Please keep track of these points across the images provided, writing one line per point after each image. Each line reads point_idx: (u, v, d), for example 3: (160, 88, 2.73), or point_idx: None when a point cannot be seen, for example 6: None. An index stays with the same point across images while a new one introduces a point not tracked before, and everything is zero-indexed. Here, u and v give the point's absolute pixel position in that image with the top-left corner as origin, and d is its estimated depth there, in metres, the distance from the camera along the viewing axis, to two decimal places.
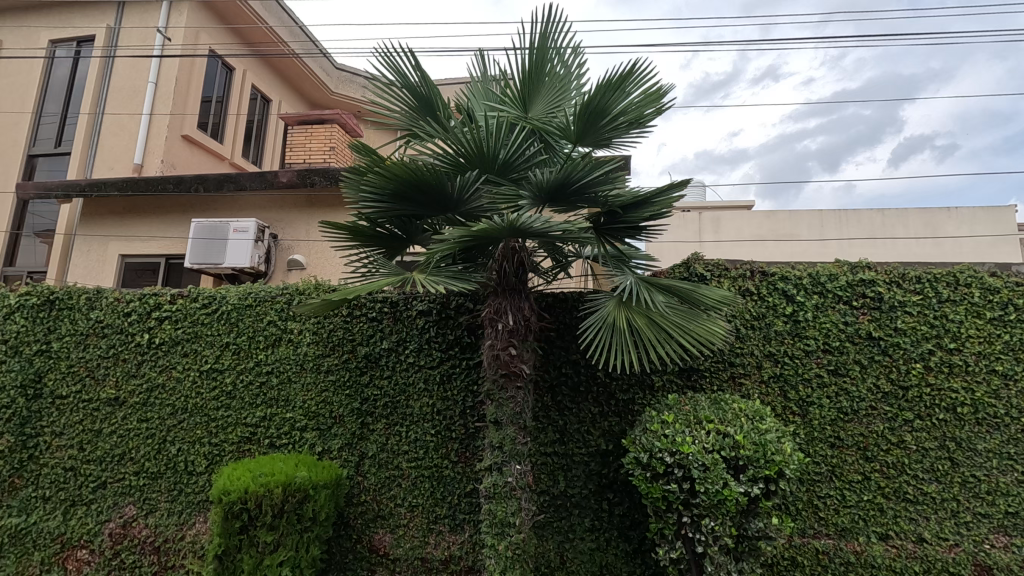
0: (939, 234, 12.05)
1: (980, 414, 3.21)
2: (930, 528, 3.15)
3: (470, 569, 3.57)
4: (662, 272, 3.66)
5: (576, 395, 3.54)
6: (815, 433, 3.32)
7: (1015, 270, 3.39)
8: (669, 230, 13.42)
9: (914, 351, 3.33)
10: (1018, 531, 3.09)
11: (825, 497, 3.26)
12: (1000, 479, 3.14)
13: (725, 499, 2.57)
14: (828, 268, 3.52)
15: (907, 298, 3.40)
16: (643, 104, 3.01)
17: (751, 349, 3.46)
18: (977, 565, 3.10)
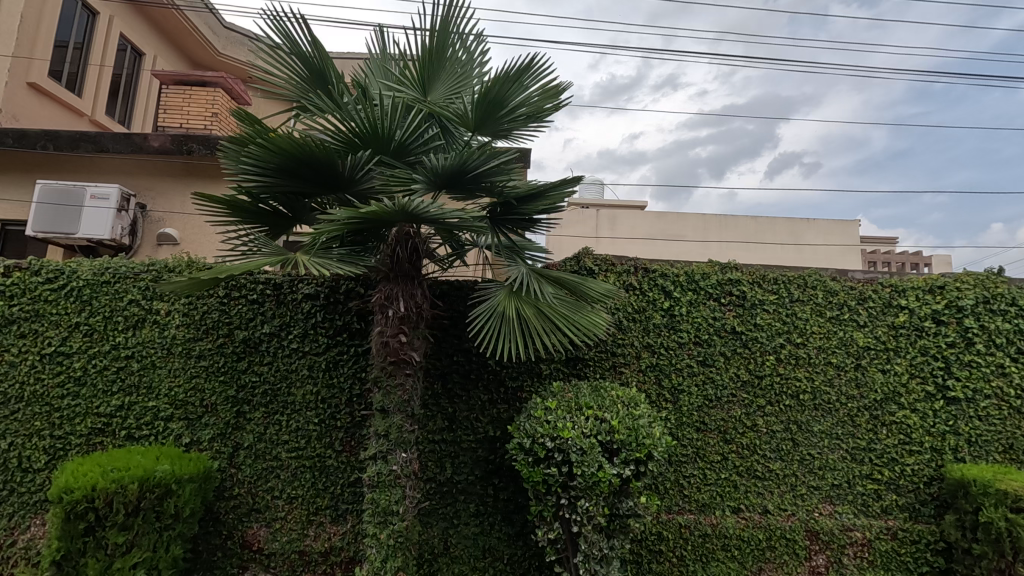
0: (800, 241, 13.58)
1: (817, 400, 3.68)
2: (773, 500, 3.57)
3: (351, 560, 3.50)
4: (555, 264, 3.78)
5: (466, 382, 3.57)
6: (683, 418, 3.61)
7: (849, 276, 3.91)
8: (569, 224, 13.89)
9: (768, 344, 3.73)
10: (841, 500, 3.60)
11: (689, 477, 3.57)
12: (830, 456, 3.63)
13: (599, 480, 2.71)
14: (701, 268, 3.83)
15: (766, 297, 3.80)
16: (541, 99, 3.08)
17: (631, 340, 3.68)
18: (809, 531, 3.56)
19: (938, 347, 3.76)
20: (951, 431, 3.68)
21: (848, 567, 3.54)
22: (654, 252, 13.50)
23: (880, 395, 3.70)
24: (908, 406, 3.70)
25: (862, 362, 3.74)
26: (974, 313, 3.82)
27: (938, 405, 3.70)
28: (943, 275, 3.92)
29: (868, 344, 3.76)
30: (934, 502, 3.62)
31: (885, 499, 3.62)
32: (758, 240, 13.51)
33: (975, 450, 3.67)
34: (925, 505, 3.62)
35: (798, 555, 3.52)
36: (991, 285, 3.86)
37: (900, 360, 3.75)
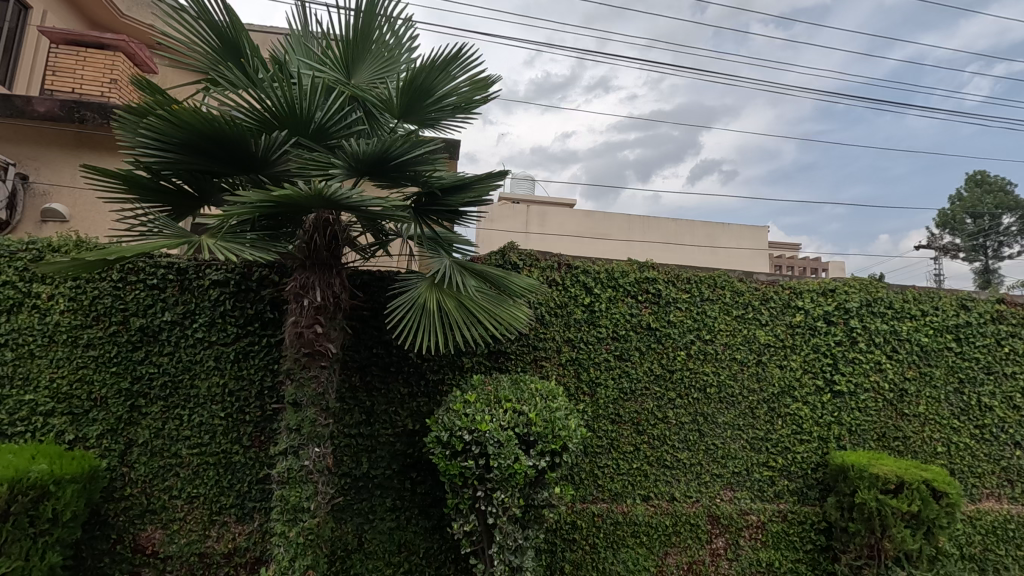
0: (716, 244, 14.40)
1: (722, 393, 3.92)
2: (679, 488, 3.77)
3: (258, 560, 3.34)
4: (480, 258, 3.78)
5: (386, 375, 3.49)
6: (599, 411, 3.73)
7: (754, 278, 4.19)
8: (499, 219, 13.93)
9: (680, 340, 3.93)
10: (739, 486, 3.87)
11: (603, 467, 3.69)
12: (732, 446, 3.88)
13: (515, 472, 2.75)
14: (621, 266, 3.96)
15: (679, 295, 3.99)
16: (471, 92, 3.06)
17: (553, 335, 3.75)
18: (711, 516, 3.79)
19: (827, 344, 4.13)
20: (836, 421, 4.05)
21: (744, 549, 3.81)
22: (581, 250, 13.84)
23: (777, 388, 4.01)
24: (801, 399, 4.03)
25: (763, 358, 4.03)
26: (859, 315, 4.21)
27: (825, 398, 4.06)
28: (834, 280, 4.30)
29: (768, 341, 4.05)
30: (819, 486, 3.97)
31: (778, 484, 3.93)
32: (678, 241, 14.19)
33: (855, 439, 4.07)
34: (811, 489, 3.96)
35: (701, 539, 3.74)
36: (873, 290, 4.28)
37: (796, 357, 4.08)
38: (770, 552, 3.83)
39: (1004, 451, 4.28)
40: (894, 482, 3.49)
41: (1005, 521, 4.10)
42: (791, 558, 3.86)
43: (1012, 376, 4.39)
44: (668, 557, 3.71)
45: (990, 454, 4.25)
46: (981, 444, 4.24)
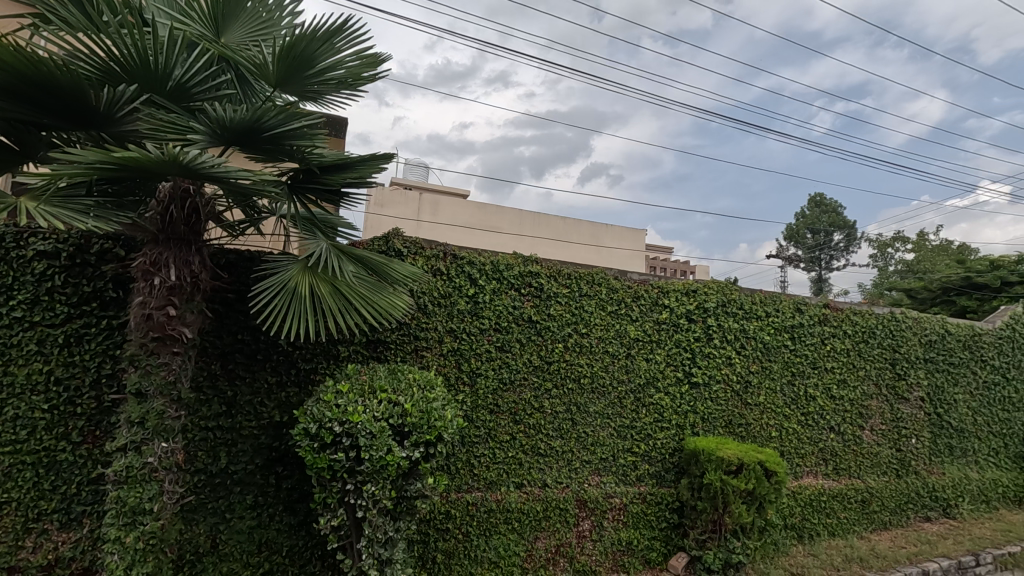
0: (600, 243, 15.20)
1: (594, 384, 4.14)
2: (551, 475, 3.93)
3: (87, 570, 2.95)
4: (362, 243, 3.63)
5: (251, 364, 3.24)
6: (478, 401, 3.76)
7: (628, 276, 4.47)
8: (390, 204, 13.53)
9: (558, 333, 4.08)
10: (606, 471, 4.13)
11: (480, 456, 3.73)
12: (601, 433, 4.12)
13: (387, 464, 2.68)
14: (506, 258, 4.02)
15: (559, 290, 4.14)
16: (358, 68, 2.91)
17: (435, 324, 3.71)
18: (579, 500, 3.99)
19: (687, 340, 4.52)
20: (692, 410, 4.46)
21: (607, 529, 4.06)
22: (472, 241, 13.88)
23: (643, 379, 4.31)
24: (663, 389, 4.38)
25: (632, 351, 4.31)
26: (715, 314, 4.67)
27: (684, 389, 4.45)
28: (697, 282, 4.72)
29: (638, 336, 4.35)
30: (674, 469, 4.35)
31: (639, 468, 4.24)
32: (565, 238, 14.76)
33: (706, 426, 4.50)
34: (668, 472, 4.33)
35: (569, 522, 3.92)
36: (728, 292, 4.77)
37: (660, 351, 4.42)
38: (630, 531, 4.12)
39: (822, 434, 4.98)
40: (735, 464, 3.91)
41: (820, 494, 4.78)
42: (648, 536, 4.18)
43: (831, 370, 5.13)
44: (538, 541, 3.84)
45: (812, 437, 4.93)
46: (805, 428, 4.91)
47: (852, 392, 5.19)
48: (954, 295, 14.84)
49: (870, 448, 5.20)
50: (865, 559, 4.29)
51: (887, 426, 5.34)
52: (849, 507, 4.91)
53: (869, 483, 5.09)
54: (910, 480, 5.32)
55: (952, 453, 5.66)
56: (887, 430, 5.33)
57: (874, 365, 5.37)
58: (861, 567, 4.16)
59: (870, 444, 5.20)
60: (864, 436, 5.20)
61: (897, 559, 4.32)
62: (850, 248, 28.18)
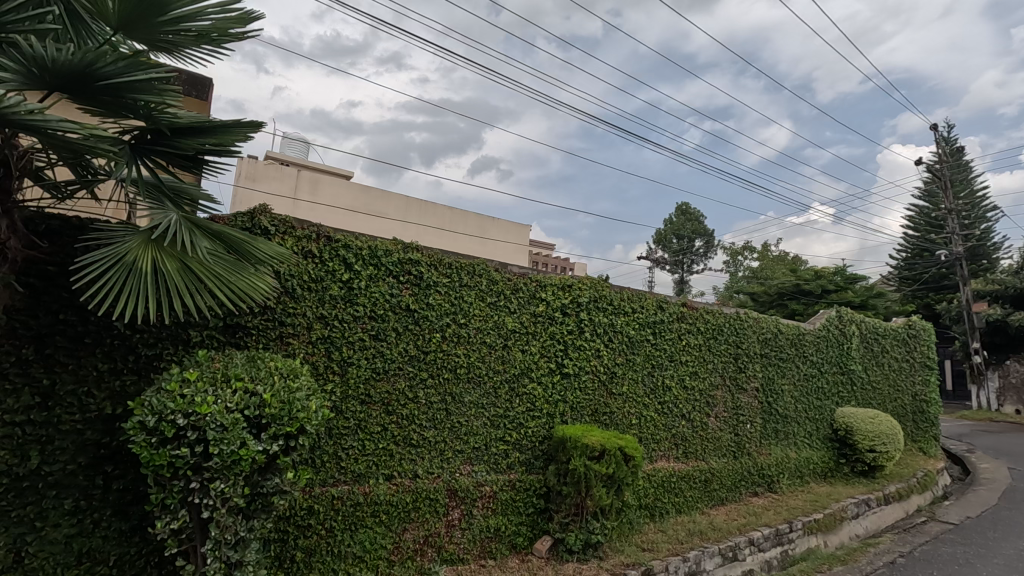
0: (485, 235, 15.34)
1: (470, 374, 4.16)
2: (423, 465, 3.89)
3: None
4: (221, 218, 3.30)
5: (76, 348, 2.80)
6: (349, 391, 3.60)
7: (509, 269, 4.54)
8: (264, 179, 12.51)
9: (436, 323, 4.03)
10: (478, 460, 4.17)
11: (348, 449, 3.58)
12: (474, 423, 4.15)
13: (240, 459, 2.47)
14: (385, 244, 3.89)
15: (439, 279, 4.10)
16: (223, 24, 2.63)
17: (304, 310, 3.48)
18: (450, 490, 3.99)
19: (561, 333, 4.71)
20: (562, 400, 4.67)
21: (476, 517, 4.11)
22: (354, 225, 13.29)
23: (517, 370, 4.42)
24: (536, 379, 4.52)
25: (509, 343, 4.40)
26: (587, 308, 4.92)
27: (556, 379, 4.63)
28: (572, 277, 4.94)
29: (515, 327, 4.44)
30: (543, 456, 4.53)
31: (510, 456, 4.35)
32: (452, 228, 14.68)
33: (575, 414, 4.74)
34: (537, 460, 4.50)
35: (438, 512, 3.91)
36: (600, 288, 5.05)
37: (535, 342, 4.55)
38: (498, 518, 4.21)
39: (675, 421, 5.47)
40: (598, 450, 4.15)
41: (671, 475, 5.25)
42: (515, 522, 4.30)
43: (685, 363, 5.65)
44: (406, 533, 3.78)
45: (666, 424, 5.39)
46: (661, 416, 5.36)
47: (701, 383, 5.76)
48: (786, 300, 17.13)
49: (714, 433, 5.81)
50: (704, 532, 4.80)
51: (729, 413, 6.01)
52: (694, 486, 5.45)
53: (712, 464, 5.69)
54: (744, 460, 6.04)
55: (778, 436, 6.52)
56: (728, 417, 6.00)
57: (721, 359, 6.01)
58: (701, 539, 4.64)
59: (714, 430, 5.82)
60: (710, 422, 5.80)
61: (730, 530, 4.88)
62: (708, 254, 31.30)
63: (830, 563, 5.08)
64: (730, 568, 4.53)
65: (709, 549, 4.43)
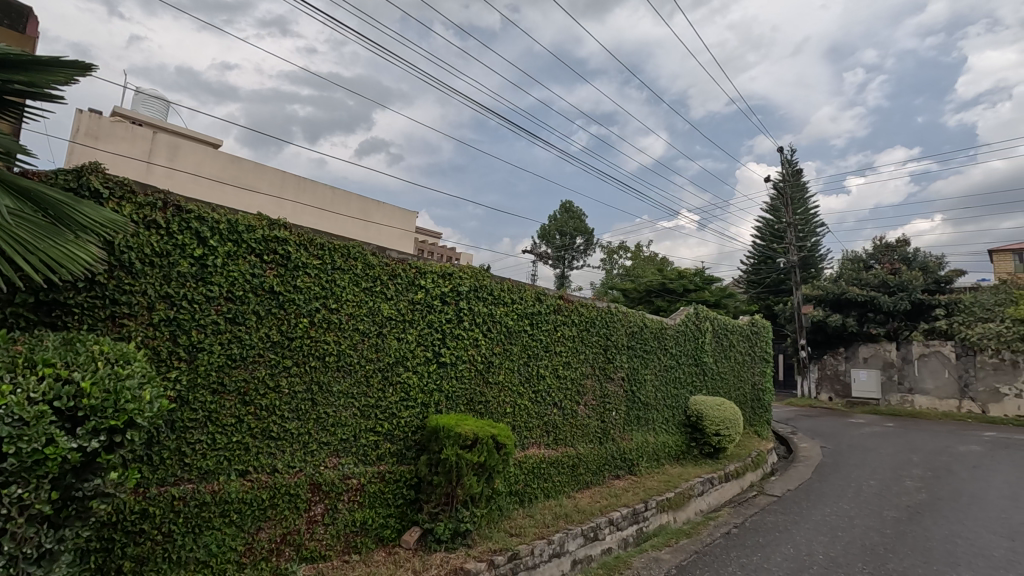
0: (369, 219, 14.71)
1: (340, 362, 3.94)
2: (283, 459, 3.61)
3: None
4: (37, 175, 2.80)
5: None
6: (198, 379, 3.23)
7: (387, 254, 4.38)
8: (110, 138, 10.93)
9: (304, 307, 3.76)
10: (345, 452, 3.98)
11: (194, 443, 3.22)
12: (343, 414, 3.95)
13: (45, 459, 2.10)
14: (247, 219, 3.54)
15: (309, 261, 3.82)
16: None
17: (145, 288, 3.06)
18: (312, 484, 3.76)
19: (439, 321, 4.65)
20: (437, 389, 4.60)
21: (341, 512, 3.92)
22: (220, 197, 12.05)
23: (392, 358, 4.28)
24: (411, 368, 4.42)
25: (384, 330, 4.24)
26: (466, 297, 4.90)
27: (431, 368, 4.56)
28: (453, 265, 4.88)
29: (391, 314, 4.29)
30: (415, 446, 4.44)
31: (380, 448, 4.20)
32: (333, 209, 13.90)
33: (449, 403, 4.70)
34: (409, 450, 4.40)
35: (298, 509, 3.66)
36: (480, 277, 5.05)
37: (412, 330, 4.44)
38: (364, 511, 4.06)
39: (546, 409, 5.66)
40: (471, 439, 4.15)
41: (541, 461, 5.43)
42: (383, 514, 4.17)
43: (559, 354, 5.86)
44: (260, 532, 3.50)
45: (539, 412, 5.56)
46: (534, 404, 5.51)
47: (573, 373, 6.02)
48: (653, 297, 18.59)
49: (582, 420, 6.10)
50: (569, 514, 5.02)
51: (597, 401, 6.35)
52: (562, 471, 5.68)
53: (579, 450, 5.97)
54: (608, 445, 6.41)
55: (639, 422, 7.02)
56: (596, 405, 6.33)
57: (592, 350, 6.32)
58: (566, 522, 4.85)
59: (583, 418, 6.11)
60: (579, 410, 6.08)
61: (592, 512, 5.16)
62: (587, 251, 32.93)
63: (677, 537, 5.58)
64: (590, 548, 4.80)
65: (572, 531, 4.65)
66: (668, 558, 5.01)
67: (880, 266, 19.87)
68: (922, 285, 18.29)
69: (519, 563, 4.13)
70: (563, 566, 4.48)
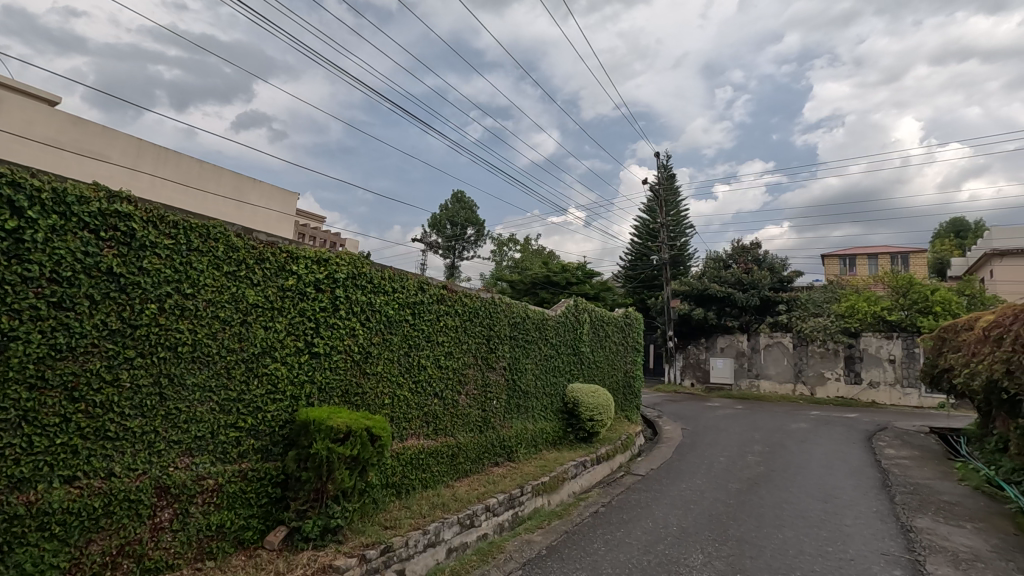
0: (242, 199, 13.50)
1: (195, 352, 3.58)
2: (122, 462, 3.21)
3: None
4: None
5: None
6: (9, 373, 2.76)
7: (254, 236, 4.05)
8: None
9: (151, 292, 3.36)
10: (200, 450, 3.63)
11: (3, 448, 2.75)
12: (198, 409, 3.60)
13: None
14: (79, 188, 3.09)
15: (159, 240, 3.43)
16: None
17: None
18: (158, 488, 3.39)
19: (313, 309, 4.40)
20: (309, 380, 4.37)
21: (194, 516, 3.58)
22: (57, 165, 10.40)
23: (257, 349, 3.98)
24: (280, 359, 4.14)
25: (248, 318, 3.93)
26: (344, 285, 4.70)
27: (303, 358, 4.31)
28: (330, 251, 4.65)
29: (257, 301, 3.98)
30: (283, 441, 4.17)
31: (242, 444, 3.90)
32: (200, 185, 12.61)
33: (322, 395, 4.48)
34: (276, 446, 4.12)
35: (140, 516, 3.29)
36: (359, 265, 4.87)
37: (281, 318, 4.16)
38: (222, 514, 3.74)
39: (427, 399, 5.61)
40: (343, 432, 4.00)
41: (419, 452, 5.37)
42: (243, 515, 3.87)
43: (441, 344, 5.83)
44: (90, 544, 3.09)
45: (418, 403, 5.49)
46: (414, 395, 5.43)
47: (455, 362, 6.03)
48: (538, 289, 19.26)
49: (463, 410, 6.14)
50: (446, 503, 5.03)
51: (478, 390, 6.41)
52: (441, 461, 5.68)
53: (459, 439, 6.00)
54: (488, 433, 6.52)
55: (519, 409, 7.22)
56: (477, 394, 6.39)
57: (474, 340, 6.36)
58: (442, 511, 4.85)
59: (464, 407, 6.15)
60: (460, 400, 6.10)
61: (470, 499, 5.22)
62: (478, 242, 33.08)
63: (549, 519, 5.84)
64: (466, 535, 4.85)
65: (448, 520, 4.66)
66: (540, 540, 5.23)
67: (736, 266, 22.20)
68: (769, 284, 20.76)
69: (393, 556, 4.07)
70: (438, 555, 4.49)
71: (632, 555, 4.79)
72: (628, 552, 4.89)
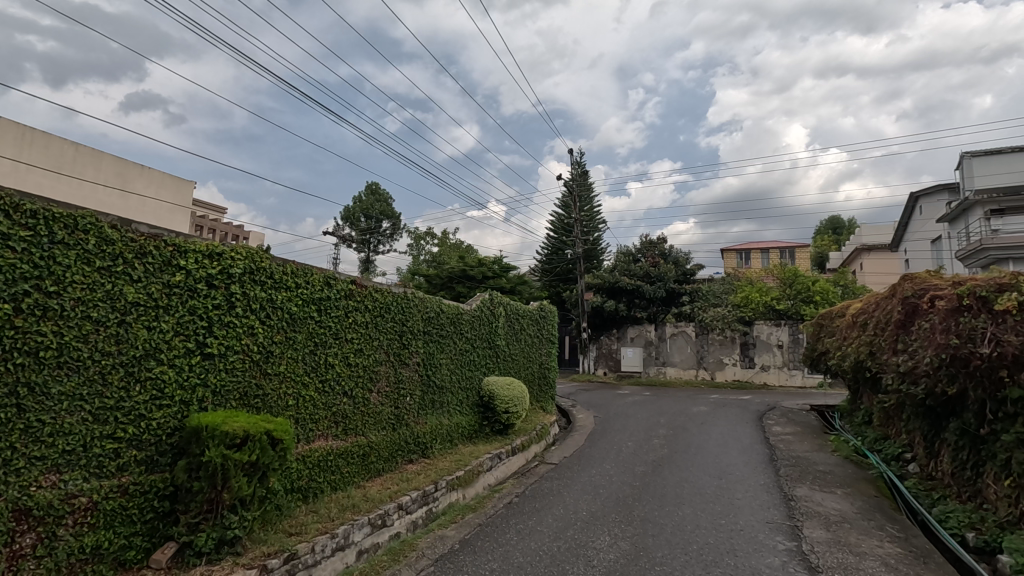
0: (127, 187, 12.25)
1: (62, 357, 3.21)
2: None
3: None
4: None
5: None
6: None
7: (131, 227, 3.69)
8: None
9: (4, 291, 2.96)
10: (69, 466, 3.26)
11: None
12: (67, 420, 3.23)
13: None
14: None
15: (13, 232, 3.02)
16: None
17: None
18: (15, 511, 3.01)
19: (204, 307, 4.08)
20: (201, 383, 4.06)
21: (62, 538, 3.22)
22: None
23: (138, 352, 3.62)
24: (166, 362, 3.81)
25: (127, 317, 3.57)
26: (240, 281, 4.40)
27: (194, 360, 4.00)
28: (223, 245, 4.33)
29: (137, 299, 3.63)
30: (172, 451, 3.84)
31: (122, 456, 3.54)
32: (75, 172, 11.31)
33: (216, 400, 4.18)
34: (163, 456, 3.78)
35: None
36: (258, 259, 4.58)
37: (168, 318, 3.82)
38: (98, 534, 3.39)
39: (335, 399, 5.41)
40: (240, 437, 3.77)
41: (327, 453, 5.17)
42: (123, 534, 3.53)
43: (350, 341, 5.63)
44: None
45: (326, 403, 5.28)
46: (320, 394, 5.21)
47: (365, 360, 5.85)
48: (454, 283, 19.24)
49: (374, 408, 5.97)
50: (356, 504, 4.88)
51: (390, 387, 6.27)
52: (351, 462, 5.50)
53: (370, 438, 5.85)
54: (401, 431, 6.39)
55: (433, 405, 7.15)
56: (389, 391, 6.25)
57: (386, 336, 6.22)
58: (352, 513, 4.69)
59: (375, 405, 5.99)
60: (371, 398, 5.94)
61: (381, 499, 5.10)
62: (394, 236, 32.38)
63: (463, 513, 5.84)
64: (377, 535, 4.73)
65: (358, 522, 4.53)
66: (453, 535, 5.22)
67: (644, 259, 23.24)
68: (674, 277, 22.04)
69: (297, 564, 3.88)
70: (347, 558, 4.35)
71: (543, 543, 4.90)
72: (538, 539, 5.00)
